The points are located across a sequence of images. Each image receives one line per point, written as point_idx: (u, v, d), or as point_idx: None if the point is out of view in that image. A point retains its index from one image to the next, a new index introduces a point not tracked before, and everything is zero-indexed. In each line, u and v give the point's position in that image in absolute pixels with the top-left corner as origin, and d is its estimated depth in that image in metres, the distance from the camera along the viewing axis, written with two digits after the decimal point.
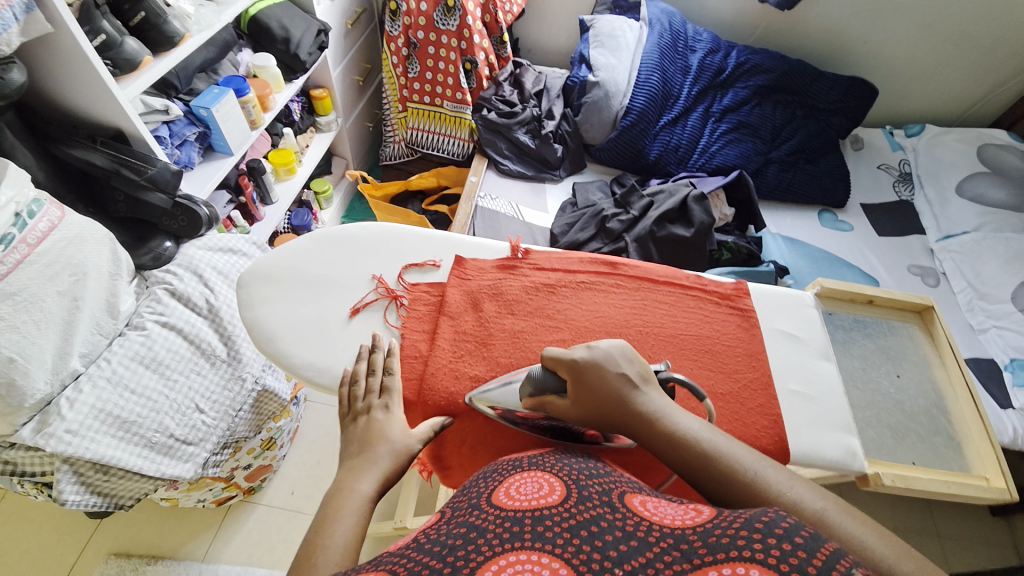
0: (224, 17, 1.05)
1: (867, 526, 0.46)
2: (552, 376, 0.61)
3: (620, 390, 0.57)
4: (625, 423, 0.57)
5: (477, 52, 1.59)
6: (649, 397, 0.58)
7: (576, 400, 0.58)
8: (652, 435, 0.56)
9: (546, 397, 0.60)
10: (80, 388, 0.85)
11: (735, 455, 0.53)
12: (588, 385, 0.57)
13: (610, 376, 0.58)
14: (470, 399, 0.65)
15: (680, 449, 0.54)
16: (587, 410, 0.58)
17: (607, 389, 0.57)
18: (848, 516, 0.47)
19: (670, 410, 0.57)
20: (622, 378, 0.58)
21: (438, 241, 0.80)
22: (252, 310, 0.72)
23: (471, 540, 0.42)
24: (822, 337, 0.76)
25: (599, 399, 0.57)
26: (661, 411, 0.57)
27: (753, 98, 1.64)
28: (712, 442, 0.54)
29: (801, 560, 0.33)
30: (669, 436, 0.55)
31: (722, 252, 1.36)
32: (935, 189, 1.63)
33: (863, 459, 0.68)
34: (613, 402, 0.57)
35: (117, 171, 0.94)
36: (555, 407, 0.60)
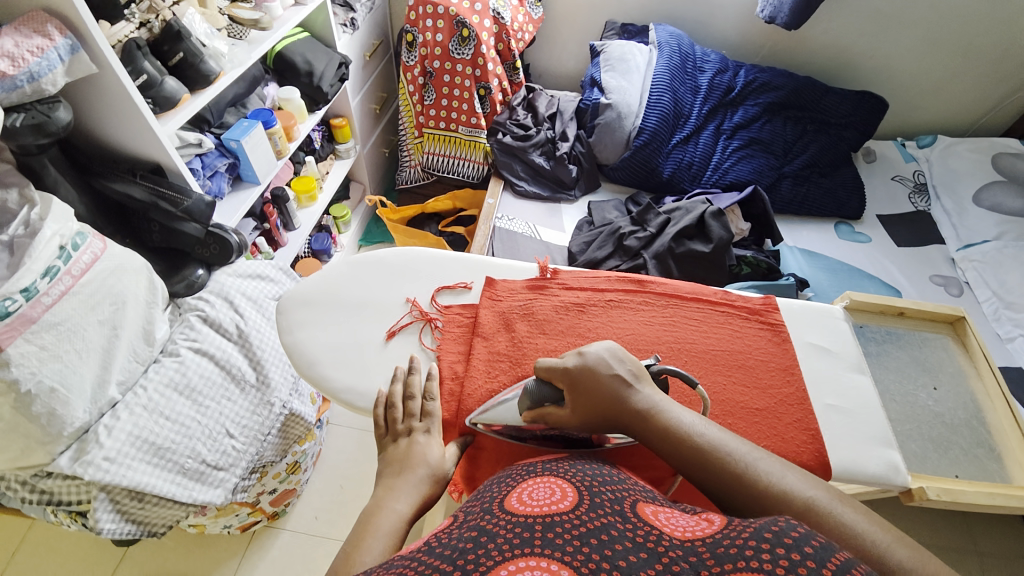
0: (255, 55, 1.11)
1: (858, 512, 0.50)
2: (547, 389, 0.62)
3: (615, 392, 0.59)
4: (625, 421, 0.59)
5: (491, 79, 1.64)
6: (645, 393, 0.60)
7: (574, 407, 0.60)
8: (650, 431, 0.58)
9: (544, 409, 0.62)
10: (118, 415, 0.86)
11: (727, 446, 0.56)
12: (584, 391, 0.59)
13: (604, 379, 0.60)
14: (470, 422, 0.65)
15: (676, 443, 0.57)
16: (584, 414, 0.60)
17: (604, 392, 0.59)
18: (839, 504, 0.51)
19: (666, 404, 0.60)
20: (616, 380, 0.60)
21: (467, 264, 0.81)
22: (291, 334, 0.74)
23: (482, 545, 0.43)
24: (854, 349, 0.75)
25: (596, 403, 0.59)
26: (658, 407, 0.59)
27: (763, 115, 1.66)
28: (706, 435, 0.57)
29: (808, 571, 0.36)
30: (667, 432, 0.57)
31: (742, 267, 1.37)
32: (952, 199, 1.63)
33: (907, 473, 0.67)
34: (610, 403, 0.59)
35: (155, 203, 0.98)
36: (554, 418, 0.61)
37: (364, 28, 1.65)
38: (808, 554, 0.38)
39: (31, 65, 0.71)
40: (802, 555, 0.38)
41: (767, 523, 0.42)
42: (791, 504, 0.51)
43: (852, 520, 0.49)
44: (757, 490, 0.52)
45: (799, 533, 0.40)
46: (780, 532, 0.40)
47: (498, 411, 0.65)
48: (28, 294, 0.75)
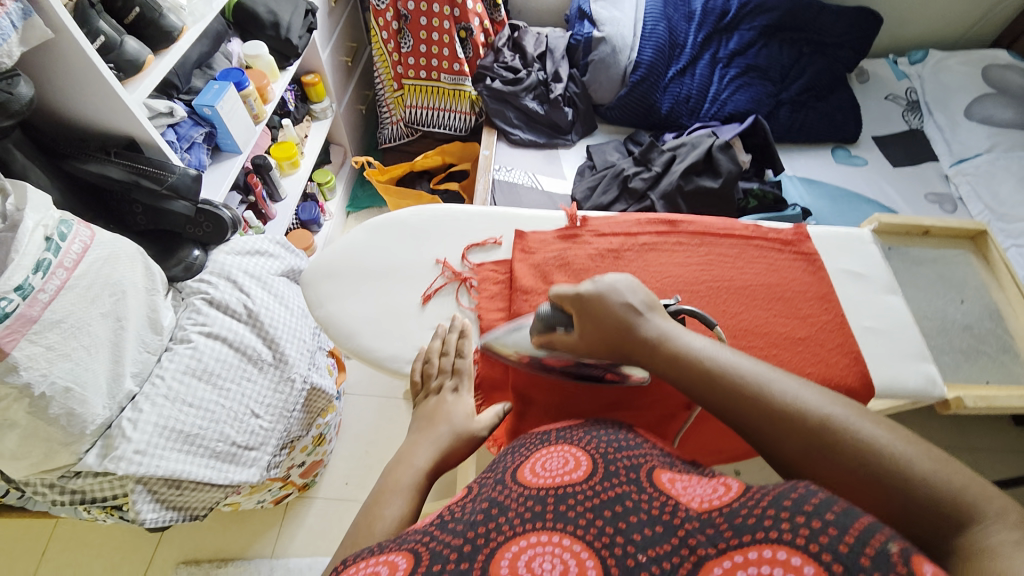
0: (215, 6, 1.00)
1: (884, 428, 0.48)
2: (559, 313, 0.62)
3: (625, 318, 0.58)
4: (633, 350, 0.58)
5: (472, 18, 1.52)
6: (652, 325, 0.58)
7: (584, 334, 0.60)
8: (658, 360, 0.57)
9: (555, 333, 0.62)
10: (139, 408, 0.83)
11: (742, 367, 0.54)
12: (592, 316, 0.59)
13: (613, 306, 0.59)
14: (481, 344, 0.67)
15: (685, 369, 0.56)
16: (594, 341, 0.59)
17: (614, 320, 0.58)
18: (863, 420, 0.48)
19: (675, 331, 0.58)
20: (625, 308, 0.59)
21: (492, 218, 0.78)
22: (323, 308, 0.70)
23: (491, 518, 0.45)
24: (884, 271, 0.77)
25: (605, 330, 0.59)
26: (668, 337, 0.57)
27: (759, 40, 1.59)
28: (719, 358, 0.55)
29: (830, 539, 0.35)
30: (675, 359, 0.56)
31: (748, 200, 1.35)
32: (945, 114, 1.62)
33: (942, 385, 0.71)
34: (617, 329, 0.58)
35: (136, 182, 0.90)
36: (564, 344, 0.61)
37: None
38: (830, 521, 0.36)
39: None
40: (824, 522, 0.36)
41: (786, 489, 0.41)
42: (806, 419, 0.49)
43: (876, 435, 0.47)
44: (771, 408, 0.51)
45: (819, 500, 0.38)
46: (800, 499, 0.39)
47: (509, 337, 0.65)
48: (23, 292, 0.69)
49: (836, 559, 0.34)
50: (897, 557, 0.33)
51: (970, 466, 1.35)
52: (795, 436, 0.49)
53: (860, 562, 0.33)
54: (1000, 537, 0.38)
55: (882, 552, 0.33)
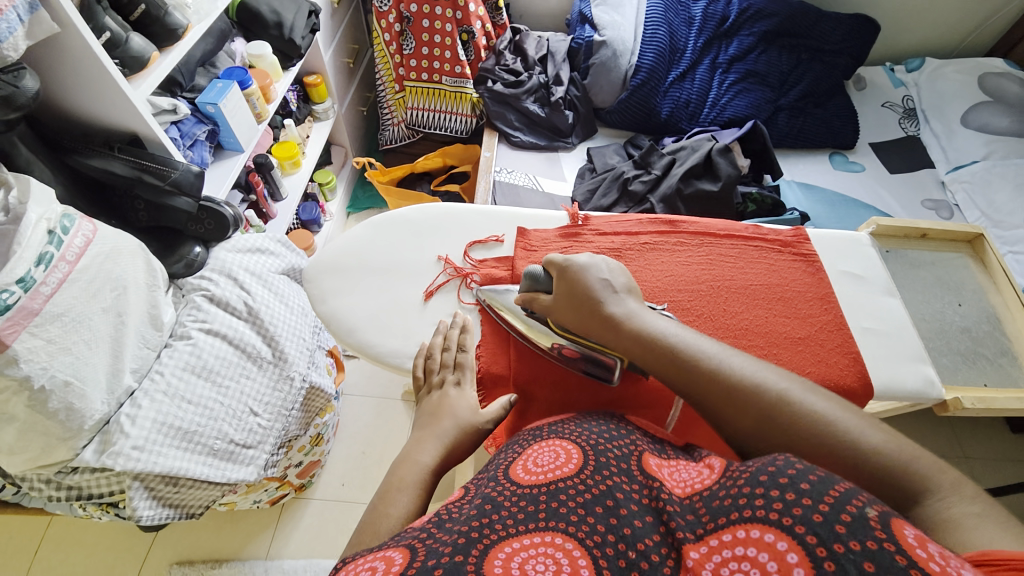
0: (220, 4, 1.00)
1: (832, 402, 0.51)
2: (544, 278, 0.67)
3: (595, 292, 0.62)
4: (596, 323, 0.61)
5: (474, 21, 1.53)
6: (618, 300, 0.62)
7: (558, 301, 0.64)
8: (621, 337, 0.60)
9: (535, 297, 0.66)
10: (138, 404, 0.83)
11: (700, 348, 0.57)
12: (567, 284, 0.63)
13: (590, 280, 0.63)
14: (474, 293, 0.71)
15: (649, 350, 0.58)
16: (566, 310, 0.64)
17: (585, 294, 0.62)
18: (810, 395, 0.51)
19: (642, 313, 0.61)
20: (601, 284, 0.63)
21: (494, 216, 0.78)
22: (325, 303, 0.71)
23: (485, 514, 0.45)
24: (882, 273, 0.79)
25: (577, 300, 0.63)
26: (631, 317, 0.60)
27: (758, 45, 1.61)
28: (679, 338, 0.58)
29: (803, 511, 0.38)
30: (638, 338, 0.59)
31: (747, 204, 1.36)
32: (941, 121, 1.64)
33: (941, 387, 0.72)
34: (585, 300, 0.62)
35: (140, 178, 0.90)
36: (542, 306, 0.65)
37: None
38: (803, 492, 0.39)
39: None
40: (798, 493, 0.39)
41: (763, 465, 0.44)
42: (761, 396, 0.52)
43: (825, 409, 0.50)
44: (728, 386, 0.53)
45: (795, 471, 0.41)
46: (776, 472, 0.42)
47: (501, 295, 0.70)
48: (25, 284, 0.69)
49: (812, 531, 0.36)
50: (873, 522, 0.36)
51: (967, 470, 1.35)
52: (752, 413, 0.52)
53: (834, 530, 0.36)
54: (962, 509, 0.42)
55: (857, 516, 0.36)
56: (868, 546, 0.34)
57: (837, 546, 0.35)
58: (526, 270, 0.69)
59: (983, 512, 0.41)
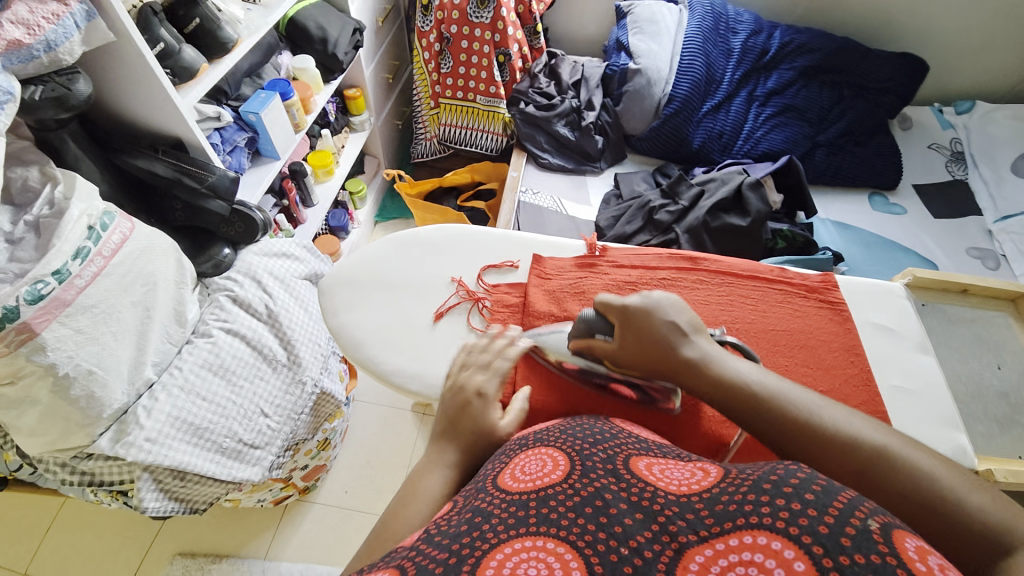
0: (271, 20, 1.05)
1: (928, 456, 0.51)
2: (601, 322, 0.66)
3: (666, 335, 0.62)
4: (672, 367, 0.61)
5: (511, 44, 1.56)
6: (685, 343, 0.61)
7: (626, 344, 0.63)
8: (700, 381, 0.59)
9: (596, 340, 0.65)
10: (156, 397, 0.86)
11: (789, 395, 0.56)
12: (635, 327, 0.62)
13: (658, 323, 0.62)
14: (524, 338, 0.70)
15: (736, 395, 0.57)
16: (635, 353, 0.62)
17: (656, 338, 0.62)
18: (899, 447, 0.51)
19: (717, 355, 0.61)
20: (670, 326, 0.62)
21: (511, 241, 0.80)
22: (337, 316, 0.72)
23: (476, 528, 0.44)
24: (916, 328, 0.76)
25: (646, 343, 0.62)
26: (709, 360, 0.60)
27: (798, 80, 1.58)
28: (766, 384, 0.58)
29: (810, 521, 0.37)
30: (722, 383, 0.58)
31: (776, 241, 1.32)
32: (991, 168, 1.56)
33: (974, 455, 0.69)
34: (657, 343, 0.61)
35: (179, 179, 0.94)
36: (603, 350, 0.65)
37: None
38: (809, 502, 0.39)
39: (47, 33, 0.67)
40: (803, 503, 0.39)
41: (766, 473, 0.44)
42: (860, 449, 0.51)
43: (920, 461, 0.50)
44: (822, 436, 0.53)
45: (800, 480, 0.41)
46: (781, 481, 0.42)
47: (549, 337, 0.69)
48: (60, 276, 0.73)
49: (815, 540, 0.36)
50: (874, 534, 0.36)
51: None
52: (850, 464, 0.51)
53: (841, 542, 0.35)
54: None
55: (861, 530, 0.36)
56: (872, 559, 0.34)
57: (842, 558, 0.35)
58: (577, 316, 0.68)
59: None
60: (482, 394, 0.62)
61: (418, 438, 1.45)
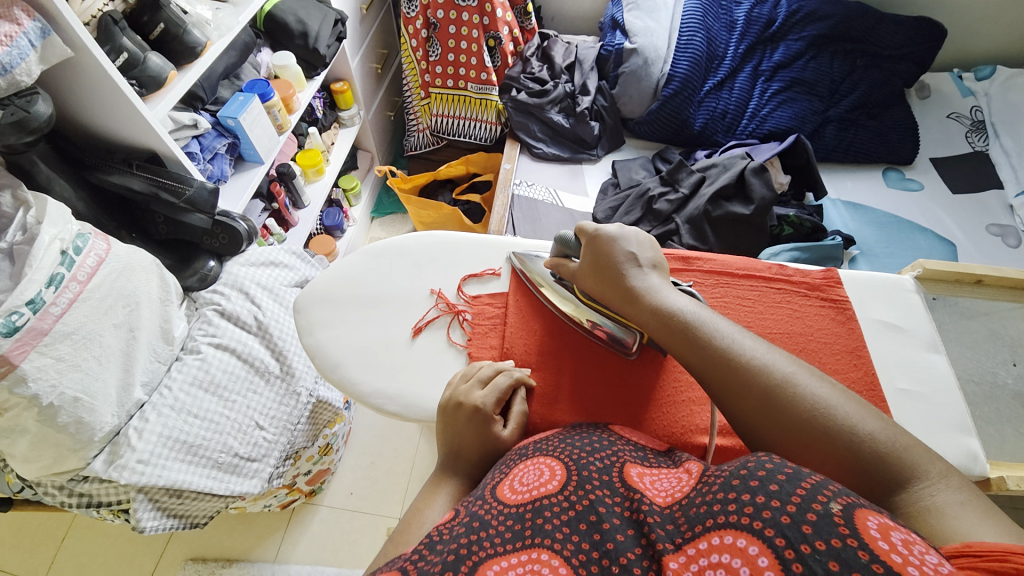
0: (242, 19, 1.01)
1: (839, 392, 0.50)
2: (575, 244, 0.70)
3: (620, 263, 0.64)
4: (619, 293, 0.63)
5: (501, 27, 1.49)
6: (633, 268, 0.63)
7: (584, 267, 0.67)
8: (635, 306, 0.61)
9: (564, 261, 0.70)
10: (146, 417, 0.85)
11: (715, 326, 0.56)
12: (596, 251, 0.65)
13: (616, 250, 0.65)
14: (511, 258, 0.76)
15: (662, 321, 0.58)
16: (589, 274, 0.66)
17: (607, 263, 0.64)
18: (807, 378, 0.51)
19: (662, 288, 0.61)
20: (625, 255, 0.64)
21: (493, 247, 0.79)
22: (313, 335, 0.71)
23: (472, 533, 0.42)
24: (928, 326, 0.71)
25: (600, 266, 0.65)
26: (649, 289, 0.61)
27: (807, 51, 1.48)
28: (695, 314, 0.58)
29: (773, 512, 0.34)
30: (651, 309, 0.60)
31: (783, 228, 1.26)
32: (1014, 138, 1.46)
33: (985, 461, 0.65)
34: (609, 269, 0.64)
35: (156, 195, 0.93)
36: (569, 271, 0.69)
37: None
38: (773, 493, 0.36)
39: (1, 56, 0.63)
40: (767, 495, 0.36)
41: (738, 466, 0.41)
42: (768, 376, 0.51)
43: (823, 395, 0.49)
44: (734, 364, 0.53)
45: (767, 471, 0.38)
46: (748, 474, 0.39)
47: (537, 264, 0.74)
48: (34, 306, 0.71)
49: (780, 532, 0.33)
50: (836, 516, 0.33)
51: None
52: (752, 390, 0.51)
53: (802, 530, 0.32)
54: (946, 499, 0.42)
55: (824, 513, 0.33)
56: (832, 544, 0.31)
57: (803, 546, 0.32)
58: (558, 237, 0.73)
59: (967, 502, 0.41)
60: (481, 409, 0.59)
61: (420, 437, 1.45)
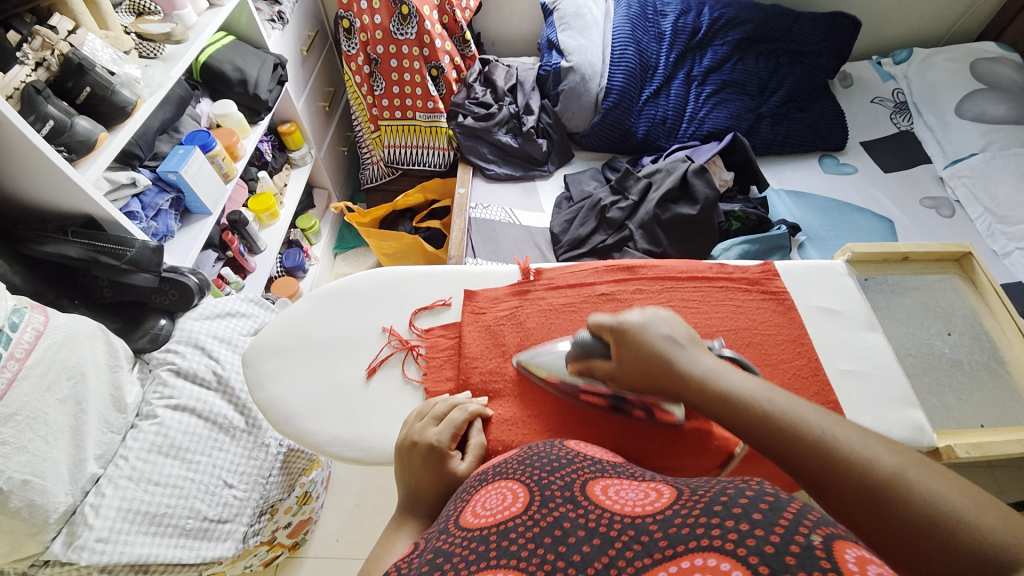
0: (174, 74, 1.02)
1: (937, 477, 0.44)
2: (595, 344, 0.64)
3: (663, 351, 0.57)
4: (671, 386, 0.56)
5: (442, 57, 1.51)
6: (681, 353, 0.57)
7: (622, 363, 0.60)
8: (699, 397, 0.54)
9: (592, 361, 0.64)
10: (102, 492, 0.81)
11: (804, 417, 0.48)
12: (630, 347, 0.59)
13: (653, 338, 0.58)
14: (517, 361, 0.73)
15: (737, 416, 0.51)
16: (630, 369, 0.59)
17: (650, 353, 0.57)
18: (918, 469, 0.44)
19: (716, 371, 0.55)
20: (666, 341, 0.58)
21: (443, 279, 0.82)
22: (263, 389, 0.74)
23: (438, 566, 0.38)
24: (862, 306, 0.77)
25: (641, 359, 0.58)
26: (710, 373, 0.55)
27: (733, 54, 1.56)
28: (772, 405, 0.50)
29: (757, 541, 0.31)
30: (725, 405, 0.52)
31: (731, 223, 1.31)
32: (935, 114, 1.55)
33: (931, 431, 0.69)
34: (653, 362, 0.57)
35: (95, 259, 0.92)
36: (601, 369, 0.62)
37: (295, 19, 1.50)
38: (757, 523, 0.32)
39: None
40: (751, 524, 0.32)
41: (718, 494, 0.37)
42: (872, 474, 0.43)
43: (935, 488, 0.42)
44: (832, 460, 0.45)
45: (749, 498, 0.35)
46: (732, 501, 0.35)
47: (545, 357, 0.70)
48: None
49: (764, 561, 0.30)
50: (819, 548, 0.29)
51: (989, 484, 1.28)
52: (855, 493, 0.44)
53: (786, 561, 0.29)
54: None
55: (806, 547, 0.30)
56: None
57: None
58: (572, 339, 0.67)
59: None
60: (435, 445, 0.60)
61: None
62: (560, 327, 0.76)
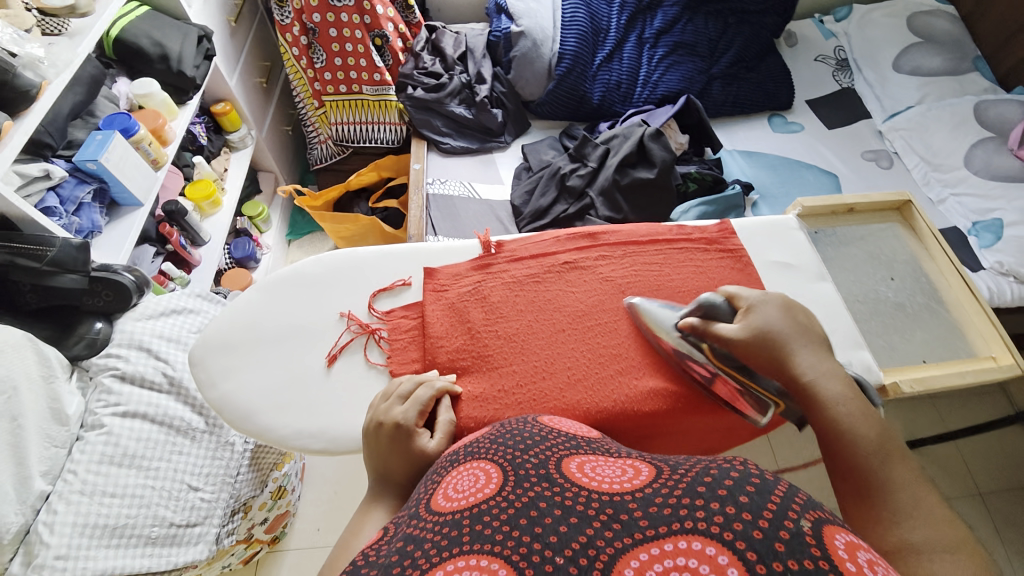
0: (83, 50, 0.91)
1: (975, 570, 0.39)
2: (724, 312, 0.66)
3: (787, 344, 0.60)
4: (780, 374, 0.59)
5: (385, 24, 1.42)
6: (808, 350, 0.60)
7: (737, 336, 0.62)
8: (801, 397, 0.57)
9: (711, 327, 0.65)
10: (55, 509, 0.77)
11: (892, 468, 0.49)
12: (759, 324, 0.62)
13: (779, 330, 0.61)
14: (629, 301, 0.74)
15: (829, 430, 0.54)
16: (743, 345, 0.62)
17: (773, 341, 0.60)
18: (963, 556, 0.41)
19: (834, 388, 0.56)
20: (794, 337, 0.60)
21: (403, 259, 0.79)
22: (216, 387, 0.70)
23: (406, 556, 0.37)
24: (813, 258, 0.80)
25: (766, 341, 0.61)
26: (827, 389, 0.56)
27: (683, 15, 1.55)
28: (871, 442, 0.51)
29: (744, 526, 0.33)
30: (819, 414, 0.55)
31: (688, 185, 1.33)
32: (874, 69, 1.60)
33: (878, 370, 0.74)
34: (774, 349, 0.60)
35: (12, 262, 0.83)
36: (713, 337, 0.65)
37: None
38: (743, 506, 0.34)
39: None
40: (737, 507, 0.34)
41: (700, 473, 0.39)
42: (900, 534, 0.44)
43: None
44: (878, 500, 0.47)
45: (733, 480, 0.37)
46: (715, 482, 0.37)
47: (659, 311, 0.71)
48: None
49: (751, 547, 0.32)
50: (807, 535, 0.32)
51: (929, 414, 1.40)
52: (872, 534, 0.46)
53: (774, 548, 0.31)
54: None
55: (796, 532, 0.32)
56: (804, 565, 0.30)
57: (774, 564, 0.31)
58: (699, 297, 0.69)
59: None
60: (402, 425, 0.58)
61: None
62: (523, 300, 0.76)
